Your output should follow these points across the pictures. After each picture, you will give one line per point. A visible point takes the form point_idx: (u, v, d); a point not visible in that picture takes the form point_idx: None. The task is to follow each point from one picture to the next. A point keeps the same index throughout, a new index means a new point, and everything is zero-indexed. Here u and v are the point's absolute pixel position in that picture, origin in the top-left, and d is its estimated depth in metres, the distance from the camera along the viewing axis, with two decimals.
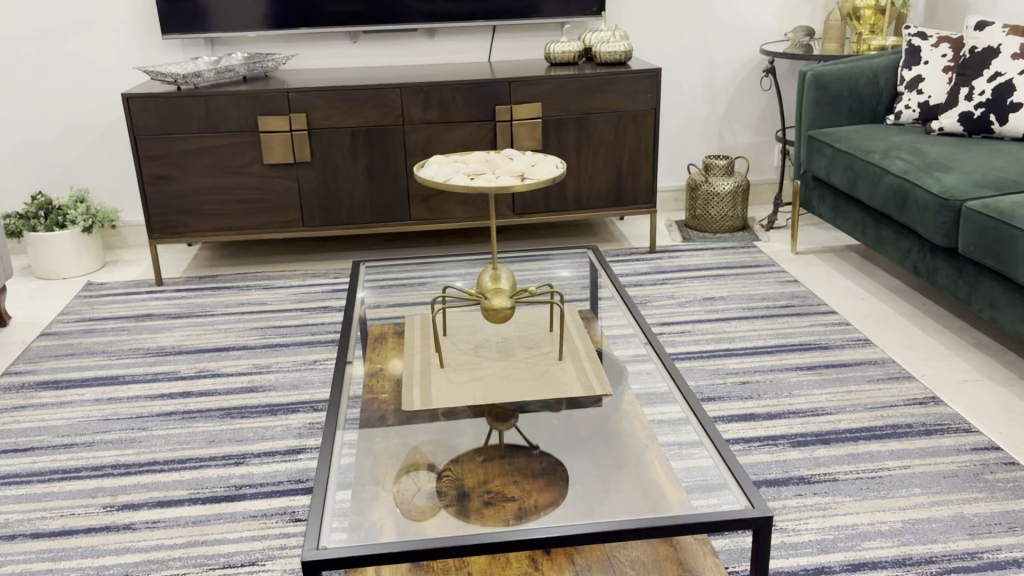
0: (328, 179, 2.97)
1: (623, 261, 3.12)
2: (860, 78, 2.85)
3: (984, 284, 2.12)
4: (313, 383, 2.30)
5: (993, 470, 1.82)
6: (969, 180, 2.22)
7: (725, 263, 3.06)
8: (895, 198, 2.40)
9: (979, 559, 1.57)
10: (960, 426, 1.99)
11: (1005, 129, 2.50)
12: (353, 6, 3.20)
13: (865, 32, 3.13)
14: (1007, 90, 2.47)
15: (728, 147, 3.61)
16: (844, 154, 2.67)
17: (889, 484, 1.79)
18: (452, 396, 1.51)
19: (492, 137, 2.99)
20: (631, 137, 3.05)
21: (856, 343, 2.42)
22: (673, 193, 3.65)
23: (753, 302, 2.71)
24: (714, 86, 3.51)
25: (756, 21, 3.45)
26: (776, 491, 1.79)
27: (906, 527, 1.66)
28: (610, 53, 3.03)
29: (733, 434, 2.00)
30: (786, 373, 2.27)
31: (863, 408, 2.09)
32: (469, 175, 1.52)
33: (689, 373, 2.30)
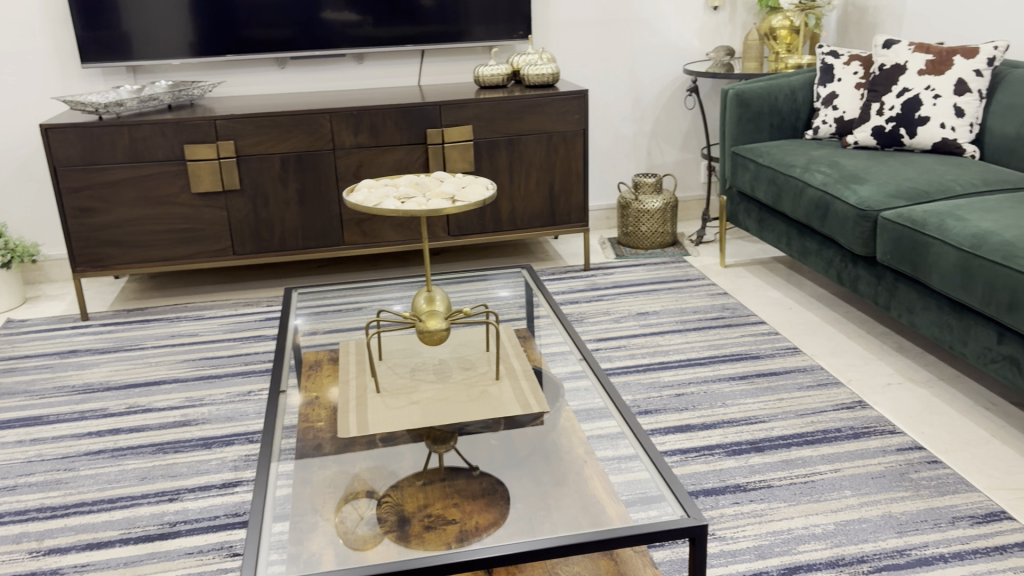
0: (258, 207, 2.94)
1: (558, 279, 3.15)
2: (778, 95, 2.95)
3: (902, 290, 2.21)
4: (248, 414, 2.26)
5: (919, 469, 1.89)
6: (885, 191, 2.31)
7: (657, 278, 3.12)
8: (815, 210, 2.49)
9: (908, 556, 1.62)
10: (886, 428, 2.06)
11: (914, 142, 2.61)
12: (280, 32, 3.19)
13: (782, 51, 3.24)
14: (915, 105, 2.59)
15: (657, 164, 3.69)
16: (767, 169, 2.75)
17: (821, 488, 1.84)
18: (390, 421, 1.50)
19: (423, 160, 2.99)
20: (562, 157, 3.09)
21: (785, 351, 2.49)
22: (605, 211, 3.71)
23: (686, 316, 2.76)
24: (641, 105, 3.59)
25: (679, 42, 3.54)
26: (713, 501, 1.82)
27: (839, 529, 1.71)
28: (538, 75, 3.07)
29: (671, 445, 2.04)
30: (718, 384, 2.32)
31: (794, 415, 2.14)
32: (400, 199, 1.52)
33: (625, 387, 2.33)
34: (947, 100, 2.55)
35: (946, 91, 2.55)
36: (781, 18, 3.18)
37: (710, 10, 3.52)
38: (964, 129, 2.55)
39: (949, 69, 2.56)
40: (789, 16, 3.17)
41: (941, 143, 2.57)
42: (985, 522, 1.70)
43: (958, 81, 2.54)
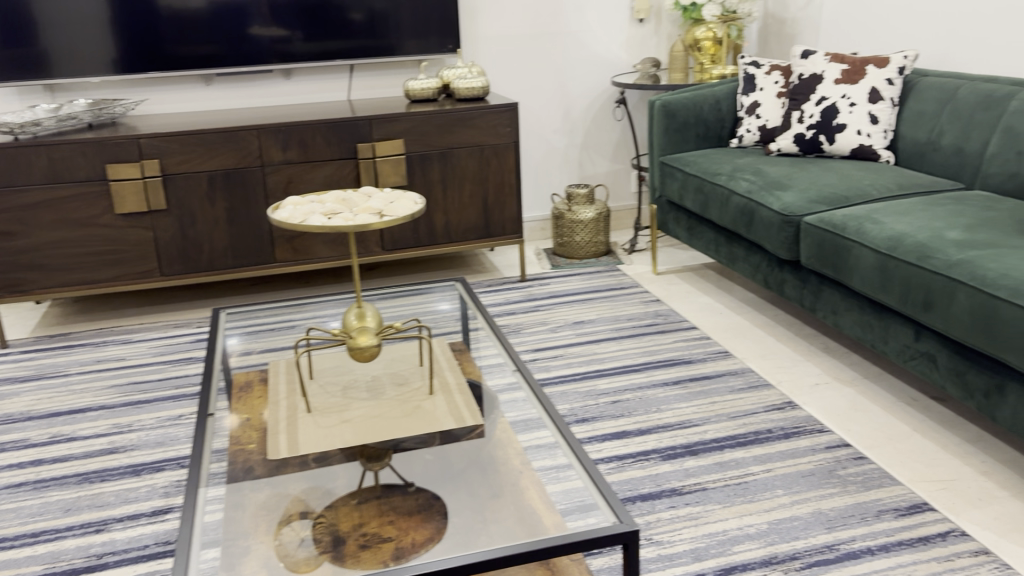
0: (186, 227, 2.88)
1: (494, 291, 3.16)
2: (703, 106, 3.02)
3: (826, 292, 2.28)
4: (179, 438, 2.20)
5: (846, 466, 1.95)
6: (807, 197, 2.38)
7: (592, 287, 3.15)
8: (741, 217, 2.55)
9: (837, 551, 1.66)
10: (815, 427, 2.12)
11: (833, 149, 2.70)
12: (206, 48, 3.13)
13: (706, 62, 3.30)
14: (833, 113, 2.68)
15: (589, 175, 3.74)
16: (694, 178, 2.81)
17: (754, 488, 1.88)
18: (322, 440, 1.48)
19: (355, 175, 2.97)
20: (495, 170, 3.10)
21: (716, 355, 2.54)
22: (539, 223, 3.73)
23: (620, 324, 2.80)
24: (571, 117, 3.64)
25: (606, 54, 3.60)
26: (650, 505, 1.84)
27: (772, 528, 1.74)
28: (468, 88, 3.08)
29: (607, 452, 2.06)
30: (653, 389, 2.35)
31: (726, 417, 2.19)
32: (327, 216, 1.51)
33: (562, 397, 2.34)
34: (862, 107, 2.65)
35: (861, 99, 2.65)
36: (704, 30, 3.25)
37: (636, 22, 3.58)
38: (879, 136, 2.65)
39: (863, 78, 2.66)
40: (712, 27, 3.24)
41: (858, 149, 2.66)
42: (909, 514, 1.76)
43: (872, 89, 2.64)
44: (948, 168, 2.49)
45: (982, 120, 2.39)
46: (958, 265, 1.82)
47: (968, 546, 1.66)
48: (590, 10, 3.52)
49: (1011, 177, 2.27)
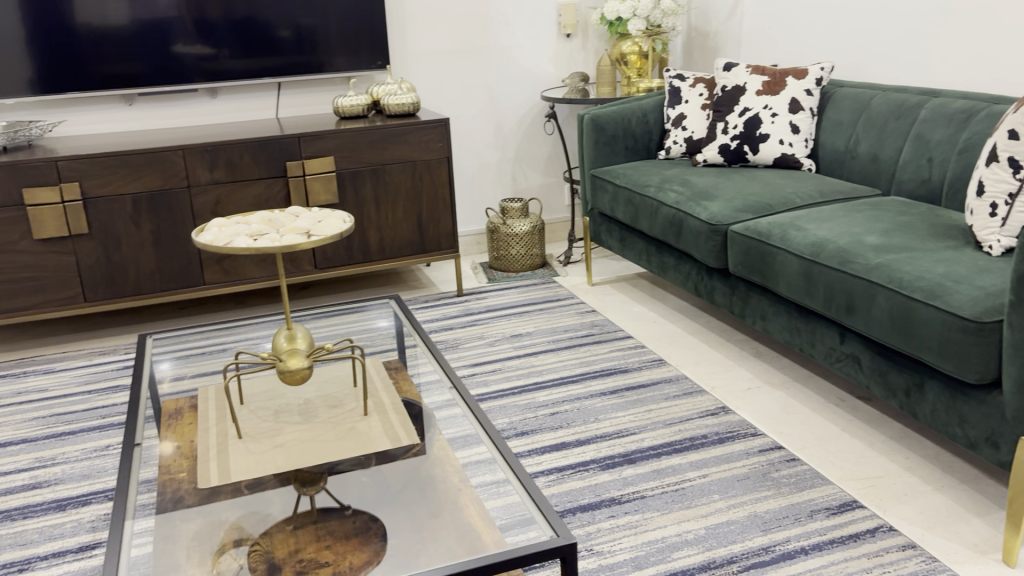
0: (110, 251, 2.80)
1: (431, 307, 3.15)
2: (631, 119, 3.07)
3: (754, 298, 2.34)
4: (106, 470, 2.13)
5: (779, 468, 1.99)
6: (733, 206, 2.44)
7: (529, 300, 3.16)
8: (671, 227, 2.60)
9: (773, 552, 1.70)
10: (748, 431, 2.16)
11: (757, 158, 2.78)
12: (128, 67, 3.06)
13: (633, 75, 3.37)
14: (756, 123, 2.75)
15: (523, 189, 3.77)
16: (624, 190, 2.85)
17: (691, 494, 1.91)
18: (254, 467, 1.45)
19: (285, 194, 2.93)
20: (427, 185, 3.09)
21: (652, 363, 2.57)
22: (475, 237, 3.74)
23: (557, 335, 2.81)
24: (503, 131, 3.66)
25: (535, 69, 3.63)
26: (590, 516, 1.85)
27: (709, 533, 1.77)
28: (398, 105, 3.07)
29: (547, 464, 2.06)
30: (591, 400, 2.37)
31: (663, 425, 2.22)
32: (253, 237, 1.49)
33: (501, 411, 2.34)
34: (783, 118, 2.72)
35: (782, 110, 2.72)
36: (630, 44, 3.33)
37: (563, 37, 3.63)
38: (800, 145, 2.73)
39: (783, 89, 2.74)
40: (638, 41, 3.31)
41: (781, 158, 2.74)
42: (840, 512, 1.81)
43: (792, 100, 2.72)
44: (866, 175, 2.58)
45: (895, 128, 2.48)
46: (877, 269, 1.88)
47: (895, 540, 1.71)
48: (518, 25, 3.55)
49: (924, 183, 2.37)
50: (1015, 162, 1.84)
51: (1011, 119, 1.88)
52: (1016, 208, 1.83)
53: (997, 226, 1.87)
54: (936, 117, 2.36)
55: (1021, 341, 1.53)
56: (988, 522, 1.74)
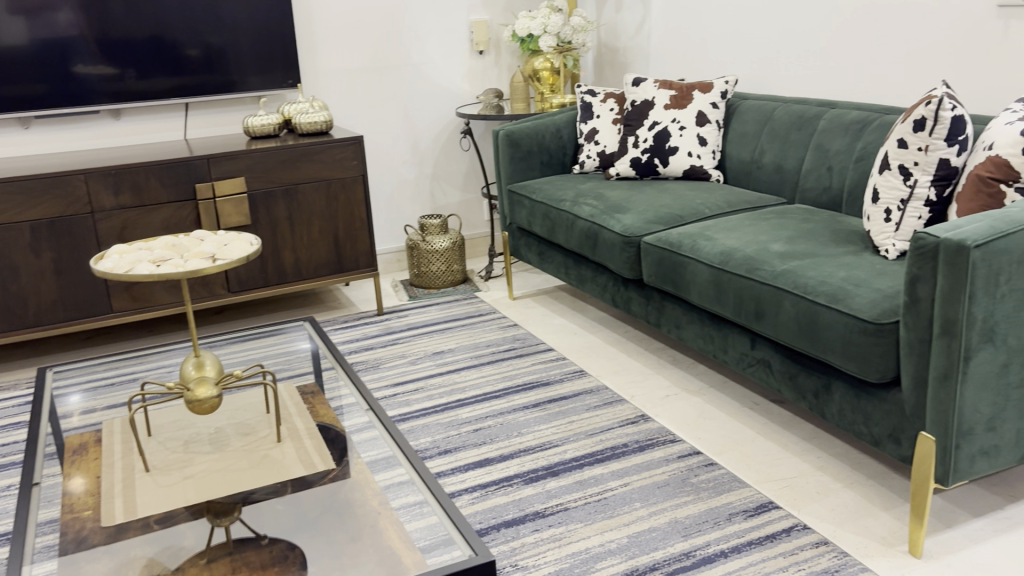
0: (9, 281, 2.67)
1: (351, 327, 3.11)
2: (544, 134, 3.11)
3: (668, 307, 2.39)
4: (7, 512, 2.02)
5: (697, 473, 2.03)
6: (645, 218, 2.49)
7: (450, 316, 3.15)
8: (586, 240, 2.63)
9: (694, 557, 1.73)
10: (667, 437, 2.20)
11: (668, 170, 2.84)
12: (26, 89, 2.94)
13: (546, 91, 3.42)
14: (665, 136, 2.82)
15: (441, 206, 3.77)
16: (540, 205, 2.88)
17: (614, 504, 1.93)
18: (163, 501, 1.40)
19: (195, 217, 2.86)
20: (343, 204, 3.06)
21: (573, 375, 2.59)
22: (394, 255, 3.71)
23: (479, 351, 2.81)
24: (419, 148, 3.65)
25: (449, 86, 3.65)
26: (515, 531, 1.85)
27: (632, 541, 1.79)
28: (310, 123, 3.03)
29: (470, 482, 2.05)
30: (514, 414, 2.38)
31: (585, 435, 2.24)
32: (155, 263, 1.45)
33: (424, 430, 2.32)
34: (691, 130, 2.80)
35: (690, 123, 2.80)
36: (542, 60, 3.36)
37: (476, 54, 3.66)
38: (708, 156, 2.81)
39: (689, 103, 2.81)
40: (549, 58, 3.36)
41: (690, 170, 2.82)
42: (757, 514, 1.85)
43: (699, 113, 2.80)
44: (771, 185, 2.67)
45: (796, 138, 2.58)
46: (783, 276, 1.95)
47: (809, 538, 1.76)
48: (430, 43, 3.56)
49: (825, 190, 2.46)
50: (905, 170, 1.94)
51: (899, 129, 1.96)
52: (908, 214, 1.93)
53: (892, 231, 1.96)
54: (833, 127, 2.46)
55: (915, 340, 1.60)
56: (895, 516, 1.81)
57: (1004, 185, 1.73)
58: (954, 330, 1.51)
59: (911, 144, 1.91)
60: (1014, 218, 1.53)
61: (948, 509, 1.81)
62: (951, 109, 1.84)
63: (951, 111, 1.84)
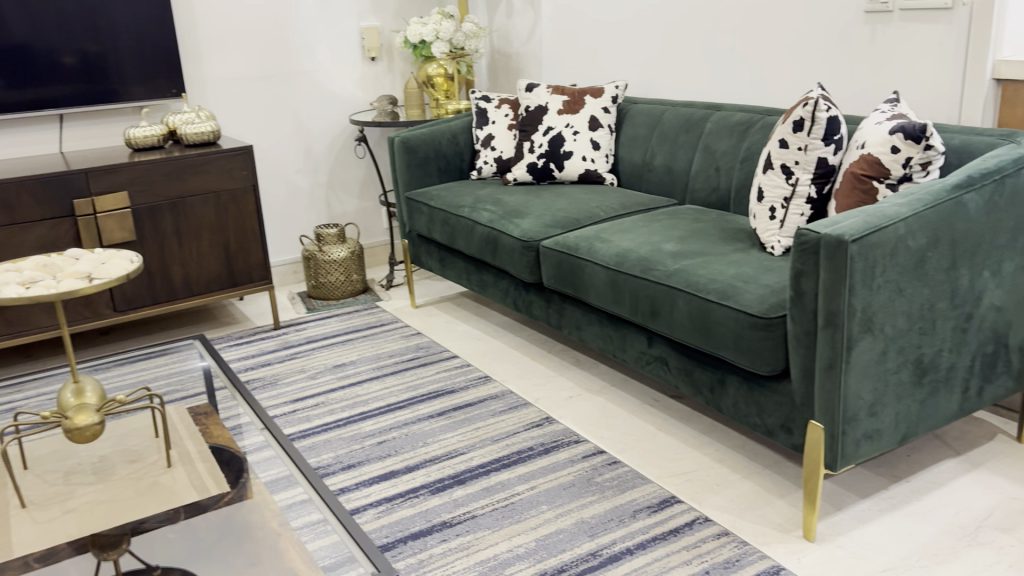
0: None
1: (247, 342, 3.01)
2: (440, 140, 3.10)
3: (569, 310, 2.41)
4: None
5: (601, 472, 2.06)
6: (543, 222, 2.51)
7: (350, 327, 3.10)
8: (486, 246, 2.63)
9: (600, 557, 1.75)
10: (571, 438, 2.22)
11: (564, 174, 2.88)
12: None
13: (441, 97, 3.39)
14: (559, 141, 2.85)
15: (338, 215, 3.70)
16: (439, 211, 2.86)
17: (521, 508, 1.93)
18: (41, 538, 1.32)
19: (74, 234, 2.71)
20: (234, 216, 2.97)
21: (477, 382, 2.59)
22: (290, 266, 3.62)
23: (381, 362, 2.77)
24: (313, 157, 3.58)
25: (342, 93, 3.59)
26: (422, 543, 1.83)
27: (539, 545, 1.79)
28: (196, 133, 2.92)
29: (376, 496, 2.02)
30: (418, 424, 2.35)
31: (491, 441, 2.23)
32: (24, 285, 1.36)
33: (327, 445, 2.27)
34: (584, 135, 2.84)
35: (583, 127, 2.84)
36: (435, 66, 3.35)
37: (368, 60, 3.62)
38: (602, 160, 2.86)
39: (582, 108, 2.86)
40: (442, 64, 3.35)
41: (585, 173, 2.86)
42: (660, 509, 1.89)
43: (591, 118, 2.84)
44: (663, 186, 2.73)
45: (685, 141, 2.65)
46: (676, 274, 1.99)
47: (711, 530, 1.80)
48: (320, 49, 3.50)
49: (714, 191, 2.54)
50: (787, 169, 2.01)
51: (780, 130, 2.04)
52: (791, 211, 2.01)
53: (777, 228, 2.04)
54: (719, 129, 2.54)
55: (801, 333, 1.67)
56: (790, 502, 1.88)
57: (877, 181, 1.82)
58: (836, 321, 1.58)
59: (791, 144, 1.99)
60: (886, 212, 1.61)
61: (838, 493, 1.89)
62: (827, 110, 1.92)
63: (826, 113, 1.92)
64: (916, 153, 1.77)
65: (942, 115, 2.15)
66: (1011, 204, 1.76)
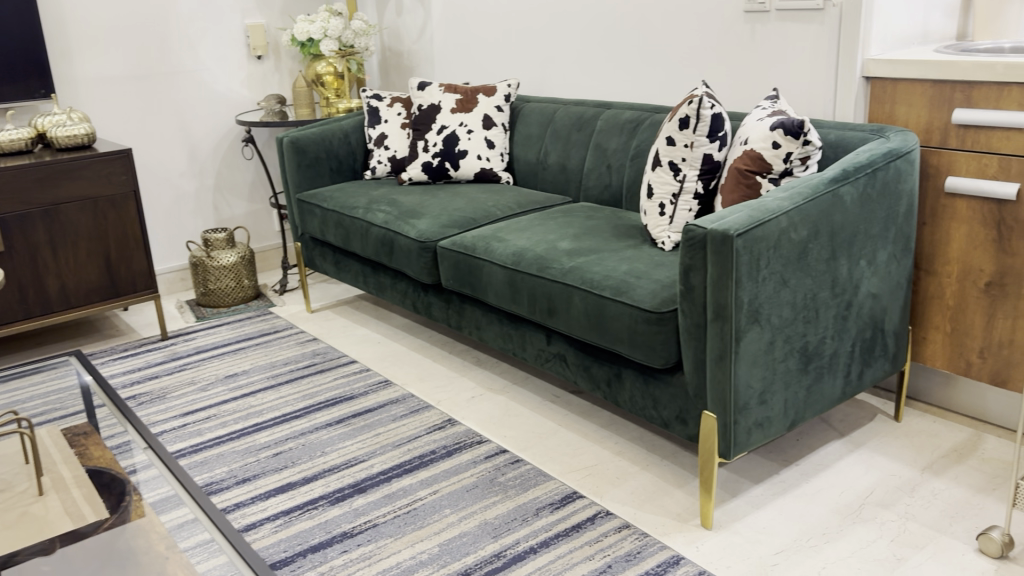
0: None
1: (133, 355, 2.87)
2: (332, 140, 3.03)
3: (468, 310, 2.40)
4: None
5: (504, 471, 2.05)
6: (439, 222, 2.48)
7: (243, 335, 3.00)
8: (382, 247, 2.59)
9: (504, 557, 1.74)
10: (474, 439, 2.21)
11: (459, 174, 2.86)
12: None
13: (331, 96, 3.33)
14: (453, 141, 2.83)
15: (227, 219, 3.58)
16: (332, 213, 2.80)
17: (423, 513, 1.91)
18: None
19: None
20: (114, 223, 2.82)
21: (377, 387, 2.54)
22: (177, 273, 3.48)
23: (276, 370, 2.69)
24: (198, 160, 3.44)
25: (227, 92, 3.47)
26: (321, 556, 1.78)
27: (442, 550, 1.77)
28: (69, 136, 2.76)
29: (272, 509, 1.95)
30: (316, 433, 2.29)
31: (391, 447, 2.19)
32: None
33: (220, 460, 2.18)
34: (478, 133, 2.83)
35: (477, 126, 2.83)
36: (324, 65, 3.28)
37: (254, 59, 3.51)
38: (496, 159, 2.86)
39: (475, 106, 2.84)
40: (332, 62, 3.28)
41: (480, 172, 2.85)
42: (562, 506, 1.90)
43: (485, 116, 2.84)
44: (557, 183, 2.75)
45: (577, 139, 2.68)
46: (571, 272, 2.01)
47: (612, 523, 1.83)
48: (203, 48, 3.37)
49: (606, 188, 2.57)
50: (674, 166, 2.05)
51: (666, 128, 2.07)
52: (680, 207, 2.05)
53: (667, 224, 2.08)
54: (610, 126, 2.57)
55: (692, 326, 1.70)
56: (687, 492, 1.92)
57: (760, 176, 1.88)
58: (725, 314, 1.62)
59: (678, 141, 2.03)
60: (769, 206, 1.66)
61: (732, 480, 1.95)
62: (710, 107, 1.97)
63: (710, 110, 1.97)
64: (795, 149, 1.83)
65: (819, 111, 2.23)
66: (883, 195, 1.84)
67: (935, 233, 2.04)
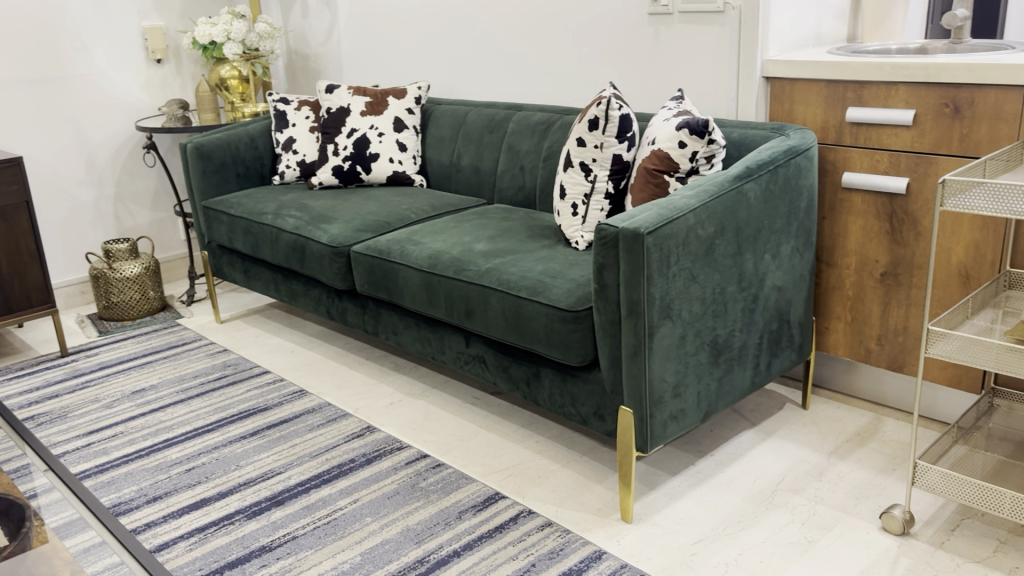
0: None
1: (30, 373, 2.73)
2: (238, 145, 2.95)
3: (384, 315, 2.37)
4: None
5: (426, 476, 2.04)
6: (352, 227, 2.45)
7: (149, 349, 2.89)
8: (293, 253, 2.54)
9: (428, 562, 1.73)
10: (394, 446, 2.19)
11: (371, 177, 2.83)
12: None
13: (236, 100, 3.25)
14: (364, 144, 2.80)
15: (129, 228, 3.44)
16: (241, 220, 2.73)
17: (344, 523, 1.88)
18: None
19: None
20: (5, 235, 2.68)
21: (292, 397, 2.49)
22: (76, 286, 3.33)
23: (185, 384, 2.60)
24: (96, 168, 3.30)
25: (126, 97, 3.34)
26: (240, 571, 1.73)
27: (365, 558, 1.75)
28: None
29: (186, 527, 1.89)
30: (230, 447, 2.23)
31: (309, 458, 2.15)
32: None
33: (129, 478, 2.10)
34: (389, 137, 2.81)
35: (388, 129, 2.80)
36: (228, 68, 3.20)
37: (153, 62, 3.39)
38: (409, 162, 2.84)
39: (385, 109, 2.82)
40: (236, 66, 3.21)
41: (393, 175, 2.82)
42: (484, 507, 1.90)
43: (396, 119, 2.81)
44: (470, 186, 2.75)
45: (489, 141, 2.68)
46: (487, 274, 2.01)
47: (534, 522, 1.84)
48: (99, 51, 3.24)
49: (520, 189, 2.58)
50: (585, 166, 2.08)
51: (576, 129, 2.10)
52: (592, 207, 2.08)
53: (579, 224, 2.10)
54: (522, 128, 2.59)
55: (606, 323, 1.73)
56: (607, 487, 1.95)
57: (668, 175, 1.93)
58: (638, 310, 1.65)
59: (588, 141, 2.06)
60: (676, 204, 1.70)
61: (650, 473, 1.99)
62: (618, 108, 2.01)
63: (618, 111, 2.01)
64: (700, 148, 1.88)
65: (722, 110, 2.30)
66: (784, 191, 1.91)
67: (835, 226, 2.13)
